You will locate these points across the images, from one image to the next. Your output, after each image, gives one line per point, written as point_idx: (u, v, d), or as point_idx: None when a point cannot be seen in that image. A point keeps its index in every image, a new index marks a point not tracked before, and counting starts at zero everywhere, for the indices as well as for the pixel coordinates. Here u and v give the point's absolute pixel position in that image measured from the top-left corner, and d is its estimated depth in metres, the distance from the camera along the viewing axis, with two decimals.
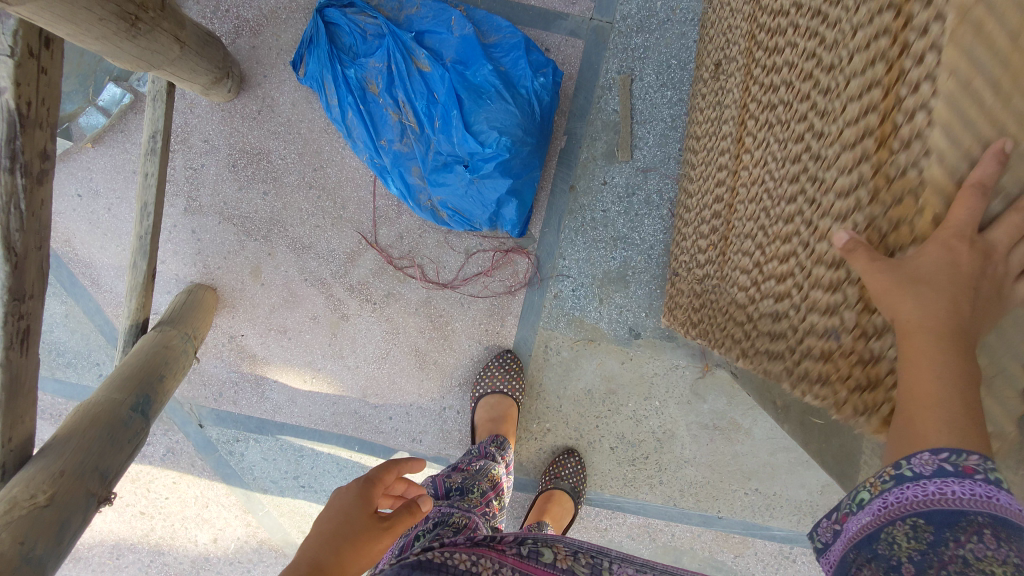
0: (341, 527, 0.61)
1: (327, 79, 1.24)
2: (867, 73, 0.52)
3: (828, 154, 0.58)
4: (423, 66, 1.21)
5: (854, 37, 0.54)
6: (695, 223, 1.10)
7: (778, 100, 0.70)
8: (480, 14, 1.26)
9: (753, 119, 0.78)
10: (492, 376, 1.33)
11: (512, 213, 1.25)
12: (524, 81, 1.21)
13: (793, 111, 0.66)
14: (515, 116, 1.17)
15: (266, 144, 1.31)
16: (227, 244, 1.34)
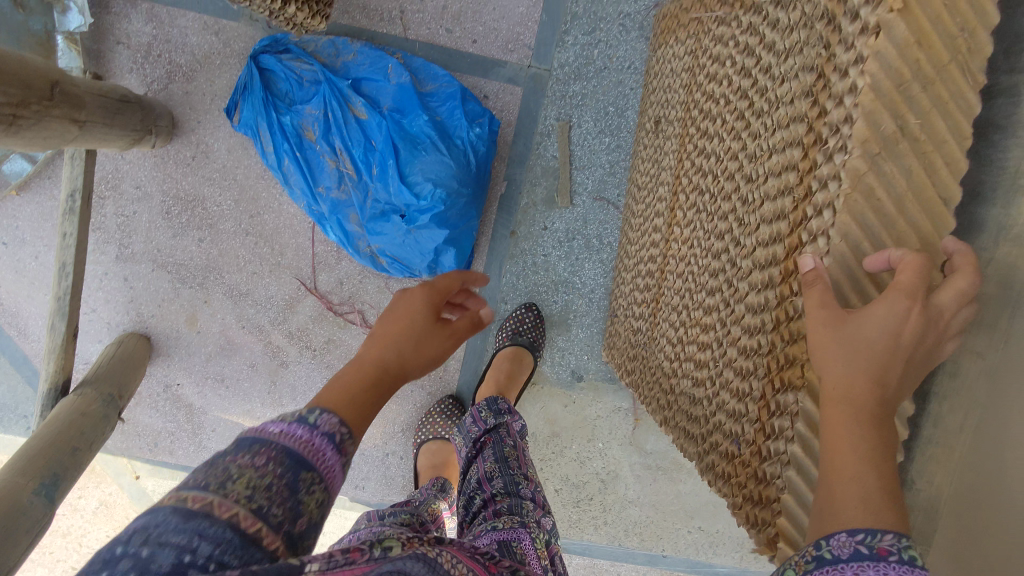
0: (404, 335, 0.66)
1: (262, 127, 1.22)
2: (783, 157, 0.68)
3: (753, 216, 0.73)
4: (361, 113, 1.20)
5: (773, 126, 0.71)
6: (633, 270, 1.21)
7: (698, 187, 0.92)
8: (417, 61, 1.24)
9: (681, 199, 0.98)
10: (434, 422, 1.31)
11: (451, 261, 1.26)
12: (460, 132, 1.21)
13: (719, 198, 0.83)
14: (451, 168, 1.18)
15: (200, 191, 1.28)
16: (162, 291, 1.31)
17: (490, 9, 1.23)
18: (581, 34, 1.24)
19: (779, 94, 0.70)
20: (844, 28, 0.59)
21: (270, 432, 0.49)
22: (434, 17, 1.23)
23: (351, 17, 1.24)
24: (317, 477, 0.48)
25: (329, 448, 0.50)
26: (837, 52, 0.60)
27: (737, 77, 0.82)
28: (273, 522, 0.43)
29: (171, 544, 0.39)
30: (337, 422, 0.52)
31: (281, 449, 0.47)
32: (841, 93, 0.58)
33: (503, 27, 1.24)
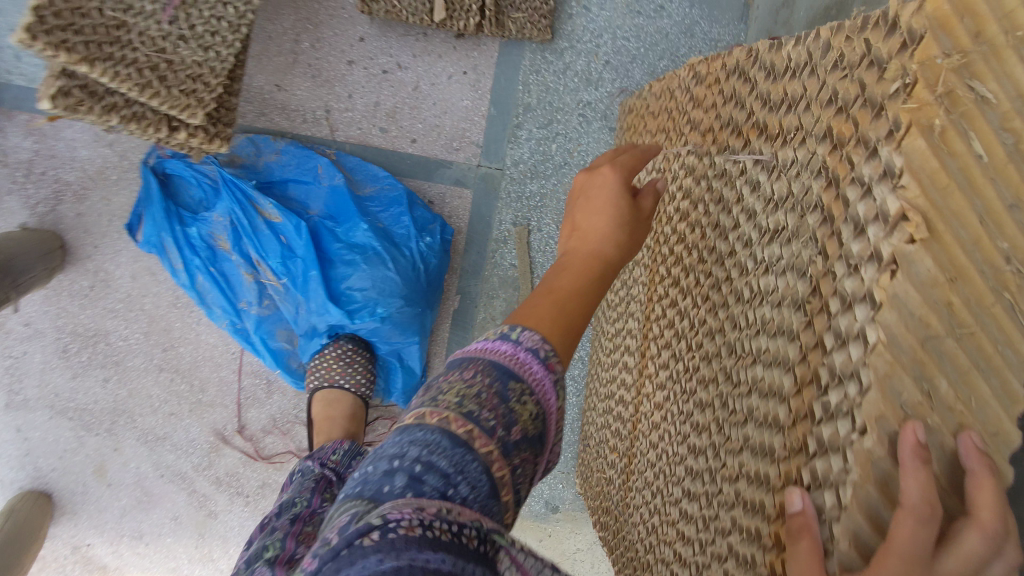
0: (614, 226, 0.66)
1: (168, 243, 1.04)
2: (774, 374, 0.54)
3: (738, 429, 0.60)
4: (285, 220, 1.04)
5: (758, 325, 0.58)
6: (605, 396, 1.05)
7: (672, 339, 0.79)
8: (353, 160, 1.07)
9: (658, 345, 0.84)
10: None
11: (397, 381, 1.11)
12: (407, 241, 1.06)
13: (699, 371, 0.70)
14: (396, 287, 1.03)
15: (102, 324, 1.10)
16: (62, 441, 1.12)
17: (430, 103, 1.07)
18: (536, 127, 1.08)
19: (769, 279, 0.57)
20: (846, 244, 0.46)
21: (479, 348, 0.53)
22: (365, 115, 1.06)
23: (270, 118, 1.06)
24: (525, 389, 0.50)
25: (537, 362, 0.51)
26: (837, 270, 0.47)
27: (715, 230, 0.69)
28: (485, 428, 0.46)
29: (387, 454, 0.44)
30: (551, 354, 0.52)
31: (487, 363, 0.50)
32: (846, 331, 0.45)
33: (446, 123, 1.07)
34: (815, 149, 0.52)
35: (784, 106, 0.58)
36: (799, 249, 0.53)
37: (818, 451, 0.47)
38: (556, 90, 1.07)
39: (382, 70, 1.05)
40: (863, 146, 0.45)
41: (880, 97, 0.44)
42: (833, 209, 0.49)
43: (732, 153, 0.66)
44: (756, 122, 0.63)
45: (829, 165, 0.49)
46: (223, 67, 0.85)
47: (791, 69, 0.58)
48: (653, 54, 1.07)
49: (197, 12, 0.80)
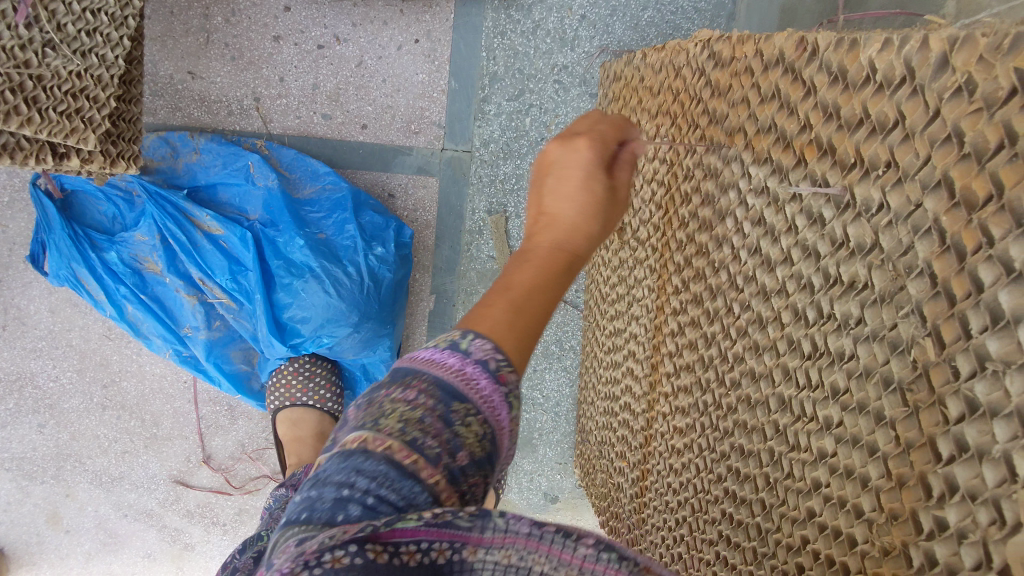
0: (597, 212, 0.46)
1: (83, 274, 0.89)
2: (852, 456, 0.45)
3: (796, 502, 0.51)
4: (215, 230, 0.89)
5: (828, 388, 0.47)
6: (604, 397, 0.95)
7: (695, 365, 0.68)
8: (288, 153, 0.90)
9: (671, 363, 0.74)
10: None
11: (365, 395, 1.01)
12: (352, 254, 0.88)
13: (735, 414, 0.60)
14: (345, 312, 0.87)
15: (27, 365, 0.97)
16: (5, 493, 1.02)
17: (379, 80, 0.90)
18: (505, 99, 0.93)
19: (840, 340, 0.46)
20: (978, 338, 0.36)
21: (419, 361, 0.36)
22: (302, 100, 0.90)
23: (187, 113, 0.89)
24: (472, 411, 0.34)
25: (485, 377, 0.35)
26: (959, 364, 0.37)
27: (752, 257, 0.57)
28: (429, 457, 0.31)
29: (330, 485, 0.29)
30: (514, 378, 0.37)
31: (431, 380, 0.35)
32: (976, 444, 0.36)
33: (400, 103, 0.91)
34: (916, 202, 0.39)
35: (847, 129, 0.44)
36: (891, 321, 0.42)
37: (928, 568, 0.39)
38: (525, 54, 0.92)
39: (317, 45, 0.88)
40: (1008, 219, 0.34)
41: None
42: (951, 285, 0.37)
43: (774, 172, 0.53)
44: (813, 139, 0.48)
45: (941, 228, 0.38)
46: (112, 70, 0.67)
47: (871, 82, 0.42)
48: (636, 3, 0.91)
49: (63, 7, 0.61)
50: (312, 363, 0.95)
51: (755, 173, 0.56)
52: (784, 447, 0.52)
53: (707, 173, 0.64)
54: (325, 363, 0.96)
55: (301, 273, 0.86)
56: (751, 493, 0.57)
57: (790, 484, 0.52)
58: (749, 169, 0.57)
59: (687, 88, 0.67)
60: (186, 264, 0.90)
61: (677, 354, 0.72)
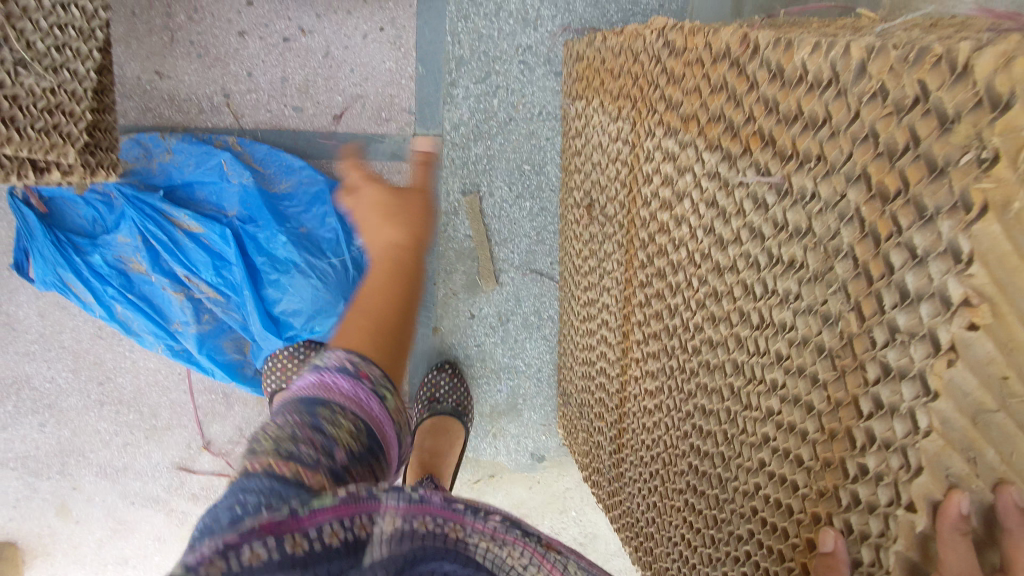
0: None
1: (69, 278, 0.91)
2: (793, 414, 0.49)
3: (751, 457, 0.55)
4: (196, 228, 0.91)
5: (775, 352, 0.50)
6: (583, 359, 1.00)
7: (659, 334, 0.72)
8: (262, 148, 0.92)
9: (637, 335, 0.78)
10: (433, 385, 1.09)
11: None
12: (333, 246, 0.93)
13: (696, 382, 0.64)
14: (331, 301, 0.92)
15: (22, 369, 1.00)
16: (12, 491, 1.06)
17: (347, 70, 0.91)
18: (473, 83, 0.95)
19: (782, 312, 0.49)
20: (889, 313, 0.39)
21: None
22: (272, 94, 0.91)
23: (158, 113, 0.90)
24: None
25: (345, 378, 0.55)
26: (877, 335, 0.40)
27: (707, 235, 0.59)
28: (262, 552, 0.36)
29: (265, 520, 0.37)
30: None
31: (297, 400, 0.52)
32: (890, 401, 0.40)
33: (370, 91, 0.93)
34: (842, 193, 0.41)
35: (784, 124, 0.46)
36: (818, 296, 0.45)
37: (855, 505, 0.44)
38: (490, 36, 0.93)
39: (283, 38, 0.89)
40: (913, 212, 0.36)
41: (942, 165, 0.34)
42: (869, 268, 0.40)
43: (723, 158, 0.54)
44: (757, 130, 0.49)
45: (862, 217, 0.40)
46: (85, 85, 0.66)
47: (805, 82, 0.44)
48: None
49: (31, 25, 0.60)
50: (303, 345, 0.97)
51: (706, 159, 0.57)
52: (742, 411, 0.56)
53: (665, 154, 0.65)
54: (318, 346, 1.00)
55: (286, 268, 0.91)
56: (713, 445, 0.62)
57: (745, 438, 0.56)
58: (703, 156, 0.58)
59: (642, 68, 0.68)
60: (170, 262, 0.93)
61: (646, 326, 0.75)
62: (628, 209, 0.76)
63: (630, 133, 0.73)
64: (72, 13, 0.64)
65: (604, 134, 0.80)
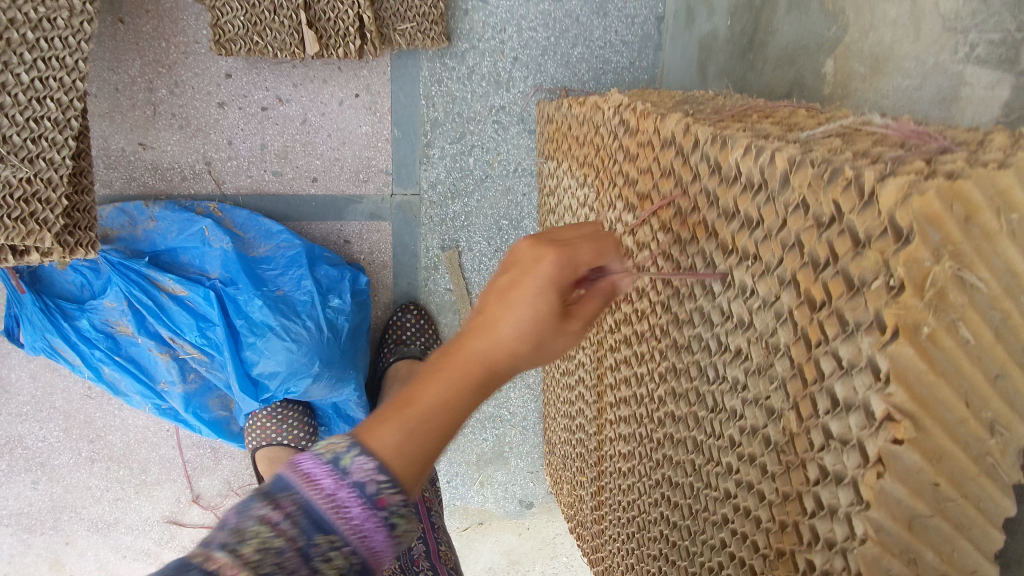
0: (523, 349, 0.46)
1: (57, 343, 0.92)
2: (747, 501, 0.49)
3: (713, 535, 0.55)
4: (179, 291, 0.92)
5: (727, 436, 0.51)
6: (564, 411, 1.01)
7: (629, 399, 0.72)
8: (242, 214, 0.94)
9: (611, 398, 0.79)
10: (398, 327, 1.04)
11: (341, 431, 1.04)
12: (312, 308, 0.93)
13: (664, 454, 0.64)
14: (308, 363, 0.92)
15: (14, 429, 1.00)
16: (2, 549, 1.07)
17: (324, 135, 0.94)
18: (448, 143, 0.97)
19: (730, 399, 0.49)
20: (823, 417, 0.39)
21: (299, 475, 0.37)
22: (252, 160, 0.93)
23: (142, 182, 0.92)
24: (339, 543, 0.37)
25: (358, 504, 0.37)
26: (814, 437, 0.40)
27: (666, 313, 0.60)
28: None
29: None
30: (396, 499, 0.38)
31: (298, 501, 0.36)
32: (829, 503, 0.40)
33: (347, 155, 0.95)
34: (777, 294, 0.42)
35: (725, 218, 0.47)
36: (759, 387, 0.45)
37: None
38: (464, 99, 0.96)
39: (261, 107, 0.91)
40: (837, 324, 0.37)
41: (859, 283, 0.35)
42: (804, 370, 0.40)
43: (676, 241, 0.56)
44: (702, 220, 0.50)
45: (795, 320, 0.41)
46: (61, 171, 0.67)
47: (740, 182, 0.45)
48: (565, 42, 0.96)
49: (5, 120, 0.64)
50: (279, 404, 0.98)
51: (662, 238, 0.58)
52: (705, 490, 0.56)
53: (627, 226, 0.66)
54: (295, 407, 1.00)
55: (263, 332, 0.90)
56: (680, 517, 0.62)
57: (707, 515, 0.56)
58: (659, 235, 0.59)
59: (605, 141, 0.69)
60: (155, 324, 0.93)
61: (619, 389, 0.76)
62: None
63: (596, 202, 0.74)
64: (47, 106, 0.66)
65: (574, 197, 0.82)
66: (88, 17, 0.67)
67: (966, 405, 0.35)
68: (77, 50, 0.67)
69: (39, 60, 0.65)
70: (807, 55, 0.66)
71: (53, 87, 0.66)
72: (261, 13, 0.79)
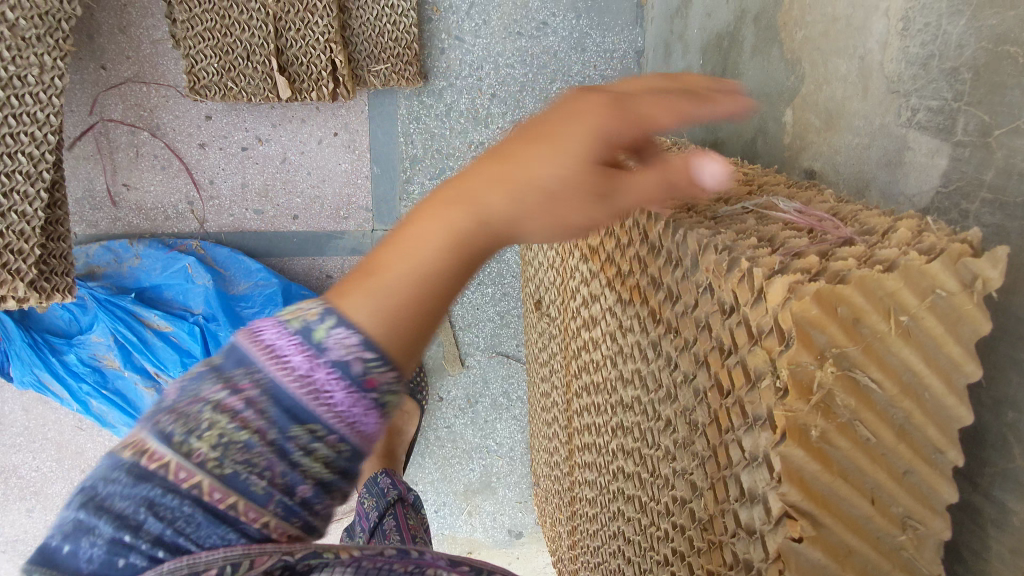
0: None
1: (46, 377, 0.95)
2: None
3: None
4: (164, 327, 0.94)
5: (663, 506, 0.49)
6: (545, 447, 0.99)
7: (590, 450, 0.71)
8: (223, 252, 0.95)
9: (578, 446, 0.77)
10: None
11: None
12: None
13: (615, 512, 0.62)
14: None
15: (9, 459, 1.04)
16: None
17: (304, 173, 0.95)
18: (428, 179, 0.98)
19: (663, 469, 0.47)
20: (735, 503, 0.36)
21: (260, 348, 0.25)
22: (234, 199, 0.95)
23: (127, 222, 0.94)
24: (322, 434, 0.25)
25: (340, 386, 0.25)
26: (729, 521, 0.37)
27: (614, 370, 0.58)
28: (257, 497, 0.24)
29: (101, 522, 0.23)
30: (390, 378, 0.26)
31: (272, 379, 0.24)
32: None
33: (327, 192, 0.96)
34: (696, 371, 0.40)
35: (653, 285, 0.46)
36: (684, 463, 0.43)
37: None
38: (442, 136, 0.96)
39: (241, 148, 0.93)
40: (742, 415, 0.35)
41: (756, 376, 0.33)
42: (719, 450, 0.38)
43: (616, 300, 0.54)
44: (636, 283, 0.49)
45: (710, 402, 0.39)
46: (34, 223, 0.70)
47: (663, 253, 0.44)
48: (544, 78, 0.96)
49: None
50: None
51: (606, 295, 0.57)
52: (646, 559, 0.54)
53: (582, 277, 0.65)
54: None
55: None
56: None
57: None
58: (604, 291, 0.58)
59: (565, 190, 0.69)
60: (140, 359, 0.95)
61: (583, 438, 0.73)
62: (563, 318, 0.76)
63: (560, 248, 0.73)
64: (18, 160, 0.69)
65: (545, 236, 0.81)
66: (58, 72, 0.70)
67: (872, 501, 0.33)
68: (48, 104, 0.70)
69: (9, 117, 0.68)
70: (768, 103, 0.65)
71: (25, 141, 0.69)
72: (235, 59, 0.82)
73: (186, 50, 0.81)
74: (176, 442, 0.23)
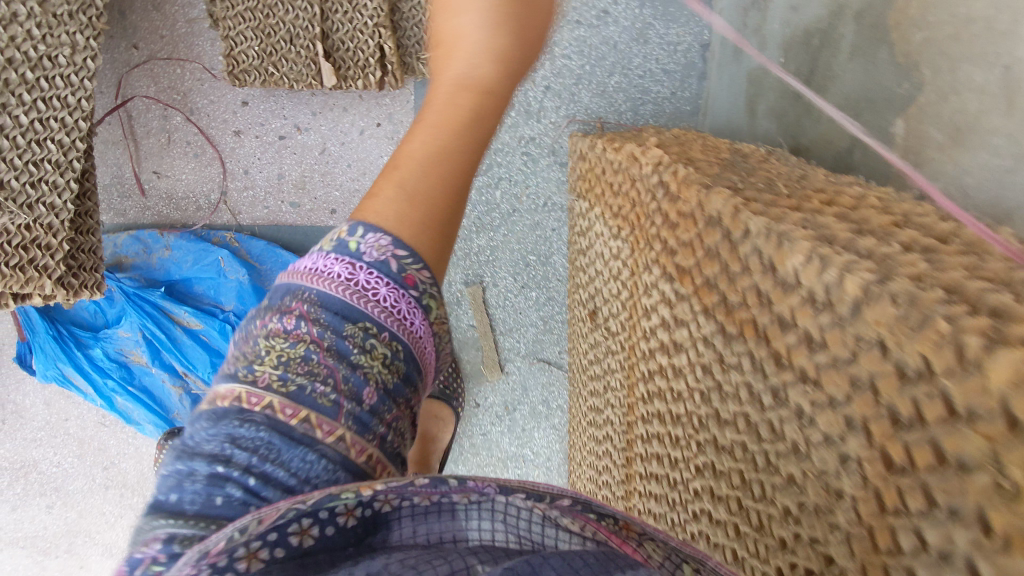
0: (531, 50, 0.50)
1: (70, 372, 0.89)
2: None
3: None
4: (194, 325, 0.89)
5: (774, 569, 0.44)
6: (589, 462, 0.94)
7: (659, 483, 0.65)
8: (258, 244, 0.89)
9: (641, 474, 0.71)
10: None
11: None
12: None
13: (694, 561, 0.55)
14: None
15: (30, 454, 1.00)
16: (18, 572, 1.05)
17: (344, 166, 0.89)
18: (473, 175, 0.93)
19: (777, 529, 0.42)
20: None
21: (305, 274, 0.43)
22: (269, 191, 0.89)
23: (157, 211, 0.88)
24: (373, 329, 0.41)
25: (382, 283, 0.42)
26: None
27: (707, 404, 0.51)
28: (326, 408, 0.38)
29: (201, 457, 0.35)
30: (423, 276, 0.44)
31: (315, 296, 0.42)
32: None
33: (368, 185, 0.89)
34: (843, 434, 0.35)
35: (770, 327, 0.42)
36: (815, 528, 0.38)
37: None
38: None
39: (278, 136, 0.87)
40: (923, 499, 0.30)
41: (958, 462, 0.28)
42: (880, 530, 0.33)
43: (718, 330, 0.49)
44: (750, 318, 0.44)
45: (866, 472, 0.34)
46: (62, 216, 0.65)
47: (798, 292, 0.39)
48: (601, 70, 0.90)
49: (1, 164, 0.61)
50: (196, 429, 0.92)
51: (704, 322, 0.51)
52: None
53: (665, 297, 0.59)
54: None
55: None
56: None
57: None
58: (698, 317, 0.52)
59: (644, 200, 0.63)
60: (168, 357, 0.90)
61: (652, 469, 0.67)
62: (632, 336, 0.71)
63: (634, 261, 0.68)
64: (47, 148, 0.63)
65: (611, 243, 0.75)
66: (92, 53, 0.65)
67: None
68: (80, 86, 0.65)
69: (39, 101, 0.63)
70: (871, 110, 0.59)
71: (54, 128, 0.64)
72: (277, 42, 0.76)
73: (224, 32, 0.76)
74: (244, 374, 0.38)
